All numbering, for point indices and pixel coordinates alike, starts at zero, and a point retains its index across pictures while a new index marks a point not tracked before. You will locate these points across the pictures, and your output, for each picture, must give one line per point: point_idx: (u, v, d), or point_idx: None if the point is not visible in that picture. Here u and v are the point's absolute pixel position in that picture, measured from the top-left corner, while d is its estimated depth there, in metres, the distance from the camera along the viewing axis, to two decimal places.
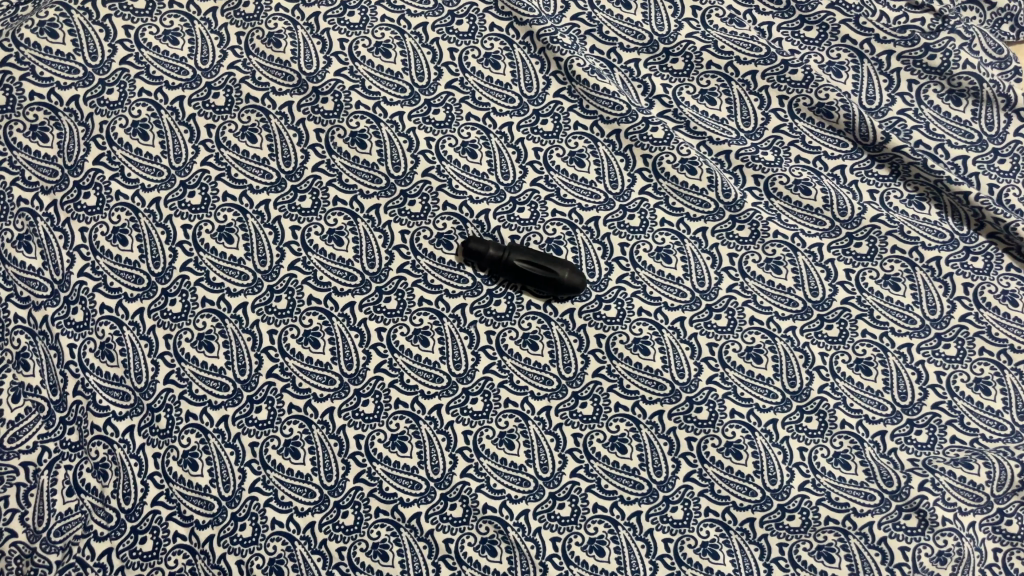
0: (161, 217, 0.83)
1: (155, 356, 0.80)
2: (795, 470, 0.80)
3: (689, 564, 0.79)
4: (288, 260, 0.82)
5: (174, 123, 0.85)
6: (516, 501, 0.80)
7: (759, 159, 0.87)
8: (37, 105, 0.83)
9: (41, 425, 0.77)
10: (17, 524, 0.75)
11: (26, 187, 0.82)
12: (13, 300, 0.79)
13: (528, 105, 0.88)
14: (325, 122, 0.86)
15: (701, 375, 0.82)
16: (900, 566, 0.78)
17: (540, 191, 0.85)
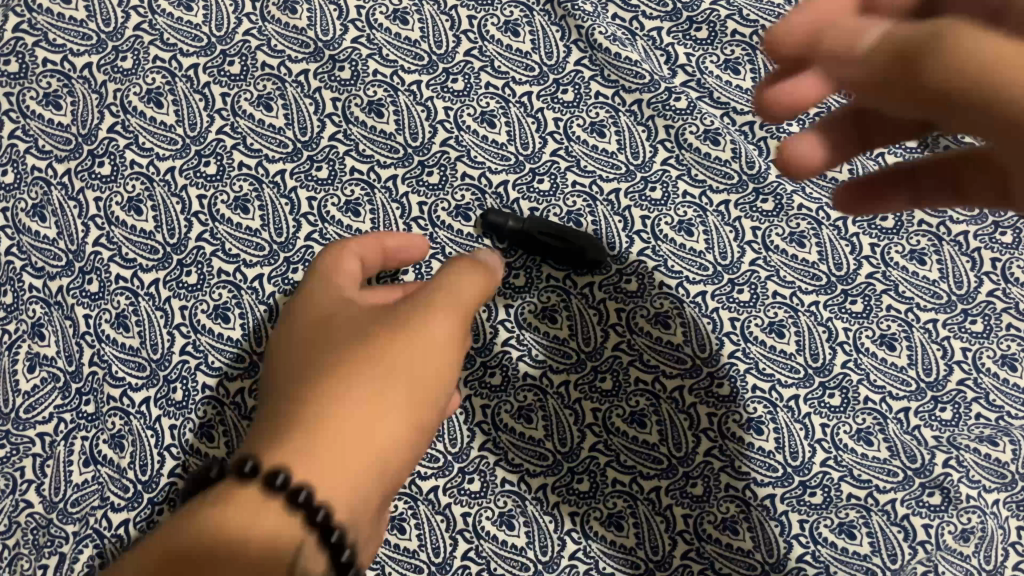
0: (177, 186, 0.82)
1: (171, 327, 0.79)
2: (817, 446, 0.79)
3: (708, 540, 0.78)
4: (304, 232, 0.81)
5: (188, 91, 0.83)
6: (534, 476, 0.79)
7: (784, 131, 0.85)
8: (51, 72, 0.82)
9: (58, 396, 0.77)
10: (34, 495, 0.75)
11: (39, 155, 0.81)
12: (28, 270, 0.79)
13: (548, 74, 0.86)
14: (342, 91, 0.85)
15: (723, 350, 0.81)
16: (922, 544, 0.77)
17: (560, 162, 0.84)
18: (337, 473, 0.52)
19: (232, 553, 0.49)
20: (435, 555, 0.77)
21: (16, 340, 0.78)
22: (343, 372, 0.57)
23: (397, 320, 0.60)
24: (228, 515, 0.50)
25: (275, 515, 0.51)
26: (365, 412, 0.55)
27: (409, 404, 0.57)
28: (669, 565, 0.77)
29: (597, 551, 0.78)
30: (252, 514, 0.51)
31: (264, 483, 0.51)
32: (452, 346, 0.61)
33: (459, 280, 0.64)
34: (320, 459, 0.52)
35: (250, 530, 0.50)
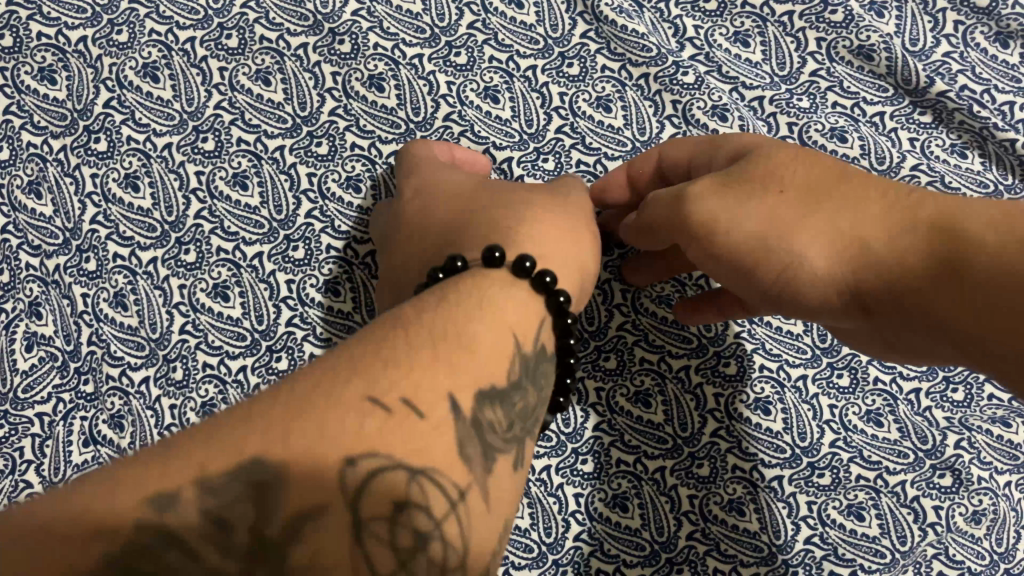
0: (174, 163, 0.80)
1: (170, 306, 0.78)
2: (825, 428, 0.79)
3: (715, 522, 0.77)
4: (305, 209, 0.80)
5: (185, 65, 0.82)
6: (538, 456, 0.78)
7: (793, 106, 0.82)
8: (45, 47, 0.81)
9: (56, 375, 0.76)
10: (33, 476, 0.74)
11: (35, 131, 0.80)
12: (25, 248, 0.78)
13: (553, 47, 0.84)
14: (342, 65, 0.83)
15: (730, 330, 0.81)
16: (933, 526, 0.76)
17: (565, 139, 0.82)
18: (546, 251, 0.67)
19: (479, 352, 0.55)
20: None
21: (14, 319, 0.77)
22: (518, 224, 0.69)
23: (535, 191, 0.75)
24: (502, 302, 0.60)
25: (505, 314, 0.60)
26: (552, 260, 0.67)
27: (583, 250, 0.71)
28: (674, 547, 0.76)
29: (602, 533, 0.77)
30: (497, 291, 0.61)
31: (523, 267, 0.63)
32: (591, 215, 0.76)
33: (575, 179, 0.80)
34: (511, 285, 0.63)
35: (503, 314, 0.59)
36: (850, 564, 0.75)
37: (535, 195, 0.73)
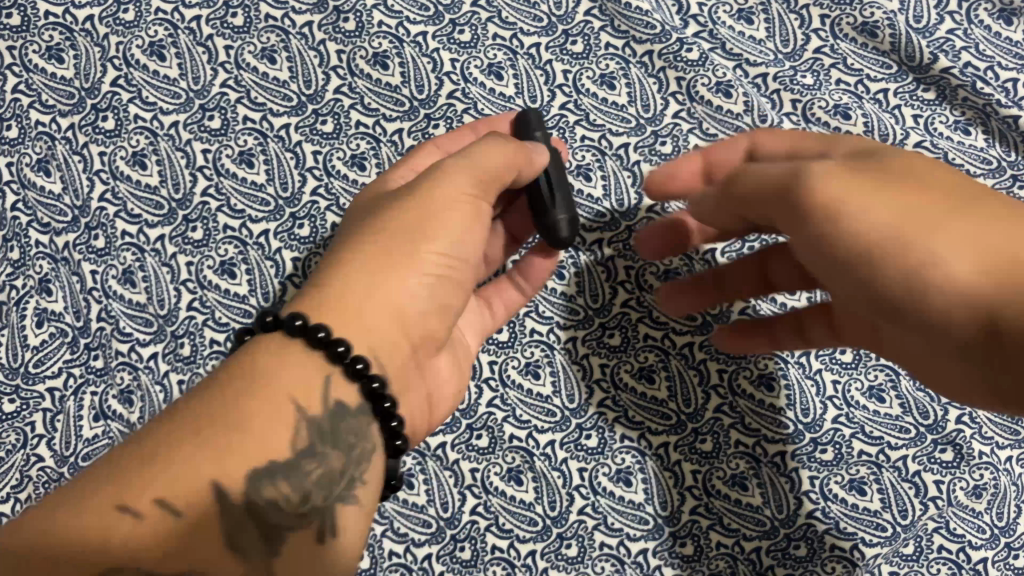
0: (181, 141, 0.81)
1: (177, 283, 0.79)
2: (828, 403, 0.79)
3: (718, 496, 0.78)
4: (310, 186, 0.80)
5: (191, 44, 0.82)
6: (542, 432, 0.79)
7: (797, 83, 0.83)
8: (54, 26, 0.82)
9: (66, 351, 0.77)
10: (45, 450, 0.75)
11: (44, 110, 0.81)
12: (34, 226, 0.79)
13: (557, 24, 0.84)
14: (347, 43, 0.83)
15: (733, 306, 0.80)
16: (934, 500, 0.76)
17: (569, 116, 0.82)
18: (408, 300, 0.60)
19: (230, 439, 0.52)
20: (444, 510, 0.78)
21: (25, 296, 0.78)
22: (375, 270, 0.60)
23: (421, 207, 0.62)
24: (260, 371, 0.55)
25: (281, 384, 0.55)
26: (418, 309, 0.61)
27: (463, 283, 0.64)
28: (677, 521, 0.77)
29: (606, 507, 0.78)
30: (279, 363, 0.56)
31: (298, 330, 0.57)
32: (470, 226, 0.63)
33: (494, 154, 0.64)
34: (377, 337, 0.59)
35: (268, 390, 0.54)
36: (851, 537, 0.76)
37: (411, 218, 0.62)
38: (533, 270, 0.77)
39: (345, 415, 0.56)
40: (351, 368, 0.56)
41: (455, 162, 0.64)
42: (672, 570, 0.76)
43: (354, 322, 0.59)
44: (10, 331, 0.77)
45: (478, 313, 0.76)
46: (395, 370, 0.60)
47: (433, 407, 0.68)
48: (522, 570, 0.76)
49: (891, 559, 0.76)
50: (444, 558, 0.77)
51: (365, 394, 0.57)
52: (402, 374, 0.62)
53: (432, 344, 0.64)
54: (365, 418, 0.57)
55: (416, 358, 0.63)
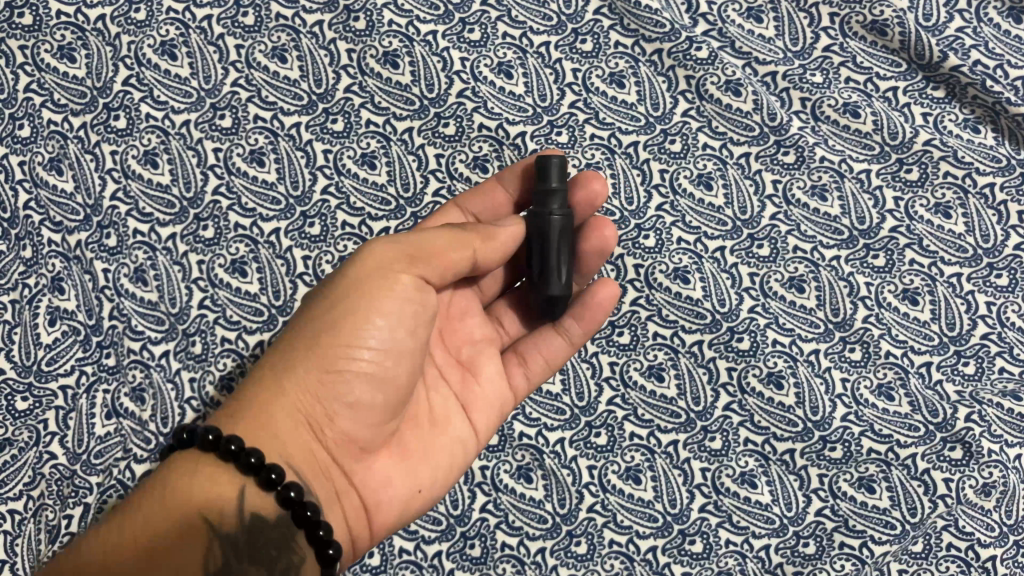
0: (192, 140, 0.81)
1: (189, 282, 0.79)
2: (838, 401, 0.79)
3: (727, 494, 0.78)
4: (321, 185, 0.81)
5: (203, 43, 0.83)
6: (552, 430, 0.79)
7: (806, 81, 0.83)
8: (65, 25, 0.82)
9: (79, 348, 0.77)
10: (58, 447, 0.76)
11: (56, 109, 0.81)
12: (47, 224, 0.79)
13: (567, 23, 0.84)
14: (357, 42, 0.83)
15: (742, 304, 0.80)
16: (943, 498, 0.76)
17: (579, 115, 0.83)
18: (327, 398, 0.59)
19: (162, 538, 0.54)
20: (454, 508, 0.78)
21: (38, 294, 0.78)
22: (277, 374, 0.60)
23: (336, 306, 0.60)
24: (177, 484, 0.56)
25: (200, 498, 0.55)
26: (333, 413, 0.59)
27: (392, 379, 0.60)
28: (686, 518, 0.78)
29: (615, 505, 0.78)
30: (188, 476, 0.56)
31: (207, 444, 0.57)
32: (401, 326, 0.60)
33: (433, 241, 0.61)
34: (288, 442, 0.58)
35: (183, 505, 0.55)
36: (859, 535, 0.76)
37: (320, 324, 0.60)
38: (566, 327, 0.72)
39: (265, 527, 0.55)
40: (265, 479, 0.55)
41: (391, 251, 0.60)
42: (681, 567, 0.77)
43: (259, 421, 0.59)
44: (23, 329, 0.78)
45: (500, 388, 0.71)
46: (311, 475, 0.58)
47: (408, 504, 0.63)
48: (532, 568, 0.77)
49: (900, 557, 0.76)
50: (454, 555, 0.77)
51: (283, 503, 0.56)
52: (325, 476, 0.59)
53: (355, 448, 0.60)
54: (282, 527, 0.56)
55: (341, 461, 0.60)
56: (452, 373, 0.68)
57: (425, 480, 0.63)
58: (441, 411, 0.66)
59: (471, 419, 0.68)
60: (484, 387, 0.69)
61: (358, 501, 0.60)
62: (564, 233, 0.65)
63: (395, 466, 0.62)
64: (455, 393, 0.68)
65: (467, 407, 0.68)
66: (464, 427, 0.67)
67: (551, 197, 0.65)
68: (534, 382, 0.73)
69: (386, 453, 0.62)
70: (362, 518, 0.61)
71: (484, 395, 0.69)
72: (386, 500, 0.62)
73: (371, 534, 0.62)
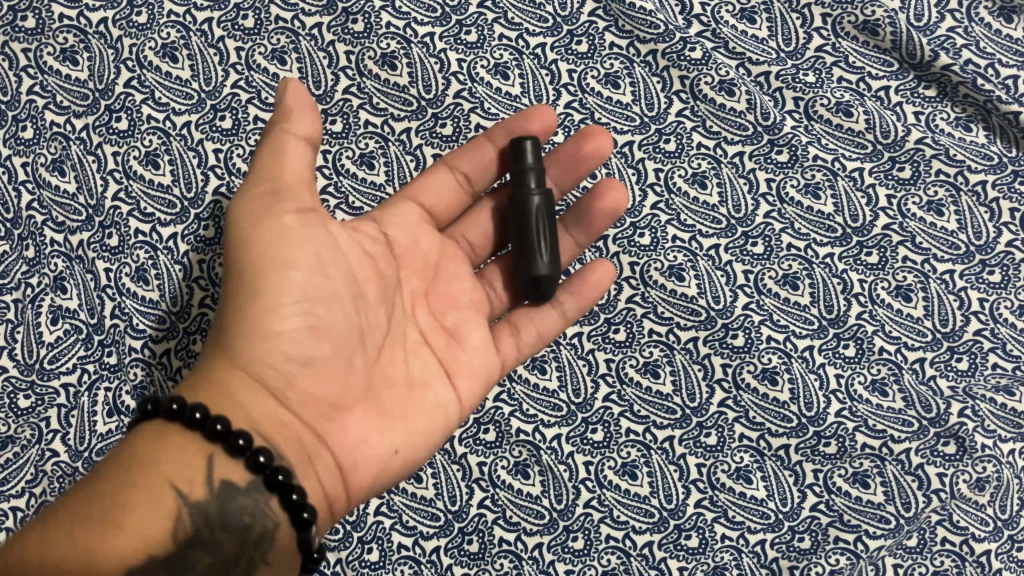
0: (193, 141, 0.82)
1: (190, 280, 0.80)
2: (831, 397, 0.79)
3: (722, 489, 0.79)
4: (320, 185, 0.82)
5: (203, 45, 0.84)
6: (549, 426, 0.80)
7: (799, 81, 0.84)
8: (67, 28, 0.83)
9: (81, 347, 0.78)
10: (60, 444, 0.76)
11: (58, 111, 0.82)
12: (50, 224, 0.81)
13: (562, 25, 0.85)
14: (355, 44, 0.85)
15: (737, 301, 0.81)
16: (937, 492, 0.77)
17: (574, 115, 0.84)
18: (269, 358, 0.59)
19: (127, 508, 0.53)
20: (452, 504, 0.79)
21: (40, 293, 0.79)
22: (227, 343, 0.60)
23: (257, 266, 0.59)
24: (146, 455, 0.55)
25: (167, 469, 0.54)
26: (291, 377, 0.59)
27: (330, 329, 0.60)
28: (682, 514, 0.78)
29: (612, 500, 0.79)
30: (156, 447, 0.55)
31: (172, 414, 0.56)
32: (319, 273, 0.60)
33: (286, 161, 0.61)
34: (251, 409, 0.58)
35: (147, 477, 0.54)
36: (854, 529, 0.77)
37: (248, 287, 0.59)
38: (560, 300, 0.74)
39: (234, 497, 0.55)
40: (232, 446, 0.56)
41: (283, 210, 0.60)
42: (677, 562, 0.77)
43: (218, 391, 0.58)
44: (25, 328, 0.79)
45: (487, 355, 0.70)
46: (281, 442, 0.59)
47: (386, 466, 0.62)
48: (529, 563, 0.78)
49: (894, 551, 0.76)
50: (453, 551, 0.78)
51: (252, 470, 0.56)
52: (295, 441, 0.59)
53: (321, 408, 0.60)
54: (254, 493, 0.56)
55: (311, 424, 0.60)
56: (437, 339, 0.68)
57: (401, 440, 0.63)
58: (420, 375, 0.65)
59: (453, 385, 0.67)
60: (469, 353, 0.68)
61: (330, 462, 0.60)
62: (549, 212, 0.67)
63: (368, 425, 0.62)
64: (438, 358, 0.67)
65: (449, 373, 0.67)
66: (446, 393, 0.66)
67: (528, 175, 0.68)
68: (524, 352, 0.73)
69: (361, 411, 0.62)
70: (337, 479, 0.61)
71: (469, 361, 0.68)
72: (362, 460, 0.62)
73: (349, 493, 0.62)
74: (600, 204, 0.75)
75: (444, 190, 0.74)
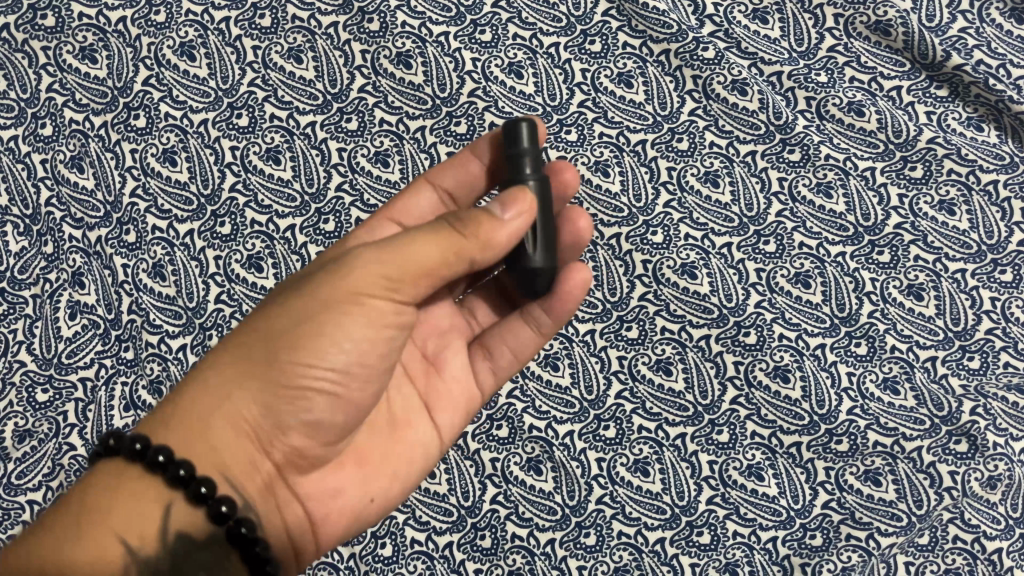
0: (210, 138, 0.83)
1: (206, 277, 0.81)
2: (844, 395, 0.80)
3: (734, 486, 0.79)
4: (335, 182, 0.83)
5: (221, 44, 0.85)
6: (561, 422, 0.81)
7: (812, 81, 0.85)
8: (87, 26, 0.84)
9: (98, 342, 0.79)
10: (77, 438, 0.77)
11: (77, 109, 0.83)
12: (68, 221, 0.81)
13: (576, 25, 0.86)
14: (371, 43, 0.85)
15: (749, 299, 0.82)
16: (949, 490, 0.77)
17: (588, 113, 0.85)
18: (275, 414, 0.57)
19: (85, 538, 0.52)
20: (464, 499, 0.79)
21: (58, 289, 0.80)
22: (223, 384, 0.58)
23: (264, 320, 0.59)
24: (98, 493, 0.54)
25: (125, 512, 0.53)
26: (287, 431, 0.58)
27: (352, 398, 0.59)
28: (695, 511, 0.79)
29: (624, 497, 0.79)
30: (115, 486, 0.55)
31: (134, 454, 0.55)
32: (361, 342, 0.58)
33: (413, 250, 0.56)
34: (229, 458, 0.57)
35: (103, 517, 0.53)
36: (866, 527, 0.77)
37: (278, 336, 0.57)
38: (535, 316, 0.71)
39: (192, 546, 0.55)
40: (194, 494, 0.55)
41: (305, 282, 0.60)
42: (689, 559, 0.78)
43: (196, 429, 0.57)
44: (44, 323, 0.79)
45: (466, 379, 0.71)
46: (251, 490, 0.58)
47: (360, 515, 0.63)
48: (542, 559, 0.78)
49: (906, 549, 0.76)
50: (465, 546, 0.78)
51: (212, 519, 0.55)
52: (269, 494, 0.59)
53: (306, 462, 0.60)
54: (213, 548, 0.55)
55: (288, 474, 0.60)
56: (416, 372, 0.69)
57: (377, 488, 0.64)
58: (400, 413, 0.66)
59: (432, 420, 0.68)
60: (448, 384, 0.70)
61: (301, 510, 0.61)
62: (545, 199, 0.62)
63: (354, 478, 0.62)
64: (419, 393, 0.68)
65: (430, 408, 0.68)
66: (424, 434, 0.67)
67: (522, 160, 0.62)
68: (502, 376, 0.72)
69: (341, 465, 0.62)
70: (306, 528, 0.61)
71: (447, 394, 0.69)
72: (335, 510, 0.62)
73: (318, 542, 0.62)
74: (571, 228, 0.74)
75: (428, 211, 0.74)
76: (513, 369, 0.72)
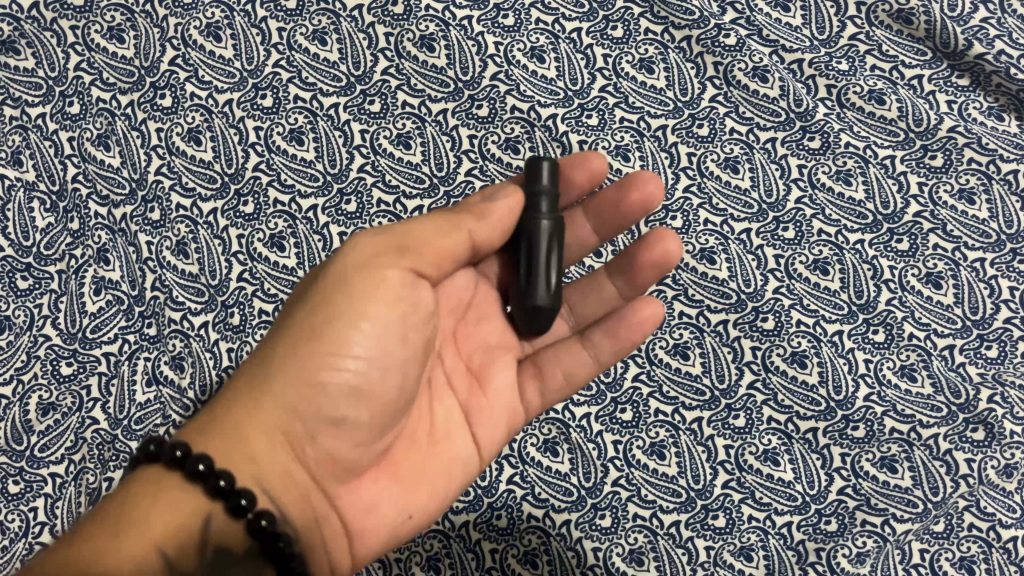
0: (234, 118, 0.84)
1: (229, 255, 0.82)
2: (860, 381, 0.80)
3: (750, 471, 0.79)
4: (358, 163, 0.84)
5: (246, 25, 0.86)
6: (578, 405, 0.81)
7: (833, 68, 0.85)
8: (115, 7, 0.85)
9: (122, 318, 0.80)
10: (99, 413, 0.78)
11: (105, 88, 0.84)
12: (94, 197, 0.83)
13: (598, 11, 0.87)
14: (395, 26, 0.86)
15: (768, 285, 0.82)
16: (965, 478, 0.77)
17: (609, 98, 0.85)
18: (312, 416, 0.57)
19: (119, 541, 0.50)
20: (482, 479, 0.80)
21: (83, 264, 0.81)
22: (257, 386, 0.57)
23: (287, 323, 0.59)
24: (132, 499, 0.52)
25: (162, 519, 0.52)
26: (316, 433, 0.58)
27: (379, 395, 0.59)
28: (710, 494, 0.79)
29: (640, 480, 0.79)
30: (152, 493, 0.53)
31: (173, 461, 0.54)
32: (386, 333, 0.59)
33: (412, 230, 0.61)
34: (263, 463, 0.56)
35: (139, 523, 0.51)
36: (882, 513, 0.77)
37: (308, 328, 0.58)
38: (597, 344, 0.72)
39: (227, 557, 0.54)
40: (232, 506, 0.54)
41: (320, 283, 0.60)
42: (705, 542, 0.78)
43: (233, 439, 0.56)
44: (69, 298, 0.80)
45: (510, 396, 0.70)
46: (285, 499, 0.57)
47: (395, 529, 0.61)
48: (558, 540, 0.78)
49: (921, 536, 0.76)
50: (482, 526, 0.79)
51: (249, 530, 0.54)
52: (303, 502, 0.58)
53: (340, 470, 0.59)
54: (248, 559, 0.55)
55: (324, 484, 0.59)
56: (461, 385, 0.68)
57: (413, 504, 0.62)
58: (442, 424, 0.65)
59: (472, 432, 0.66)
60: (490, 399, 0.68)
61: (340, 526, 0.59)
62: (556, 234, 0.65)
63: (390, 491, 0.61)
64: (459, 403, 0.67)
65: (469, 420, 0.66)
66: (465, 448, 0.66)
67: (539, 197, 0.65)
68: (551, 398, 0.72)
69: (380, 473, 0.61)
70: (341, 542, 0.59)
71: (489, 410, 0.67)
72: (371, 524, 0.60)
73: (350, 556, 0.60)
74: (647, 256, 0.74)
75: None
76: (564, 395, 0.72)
